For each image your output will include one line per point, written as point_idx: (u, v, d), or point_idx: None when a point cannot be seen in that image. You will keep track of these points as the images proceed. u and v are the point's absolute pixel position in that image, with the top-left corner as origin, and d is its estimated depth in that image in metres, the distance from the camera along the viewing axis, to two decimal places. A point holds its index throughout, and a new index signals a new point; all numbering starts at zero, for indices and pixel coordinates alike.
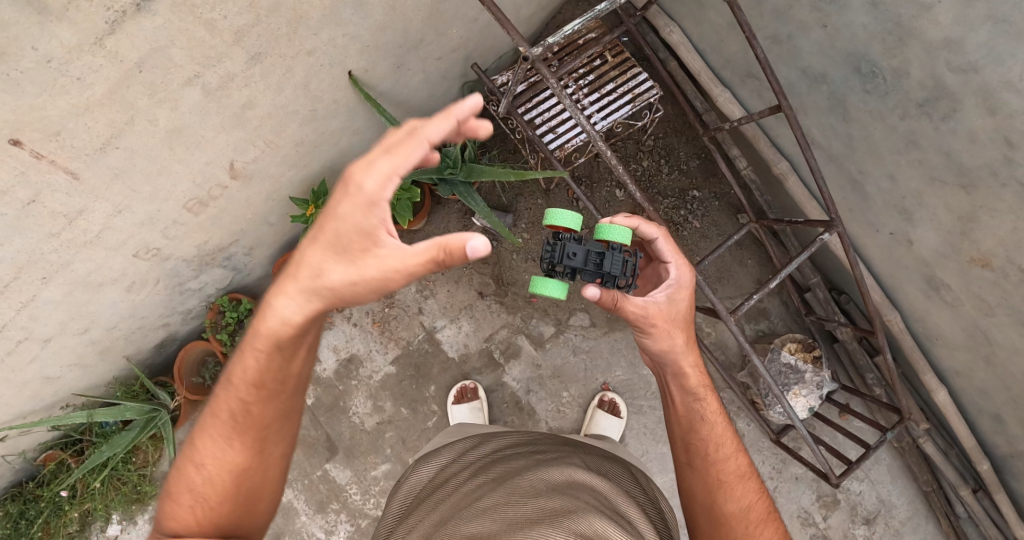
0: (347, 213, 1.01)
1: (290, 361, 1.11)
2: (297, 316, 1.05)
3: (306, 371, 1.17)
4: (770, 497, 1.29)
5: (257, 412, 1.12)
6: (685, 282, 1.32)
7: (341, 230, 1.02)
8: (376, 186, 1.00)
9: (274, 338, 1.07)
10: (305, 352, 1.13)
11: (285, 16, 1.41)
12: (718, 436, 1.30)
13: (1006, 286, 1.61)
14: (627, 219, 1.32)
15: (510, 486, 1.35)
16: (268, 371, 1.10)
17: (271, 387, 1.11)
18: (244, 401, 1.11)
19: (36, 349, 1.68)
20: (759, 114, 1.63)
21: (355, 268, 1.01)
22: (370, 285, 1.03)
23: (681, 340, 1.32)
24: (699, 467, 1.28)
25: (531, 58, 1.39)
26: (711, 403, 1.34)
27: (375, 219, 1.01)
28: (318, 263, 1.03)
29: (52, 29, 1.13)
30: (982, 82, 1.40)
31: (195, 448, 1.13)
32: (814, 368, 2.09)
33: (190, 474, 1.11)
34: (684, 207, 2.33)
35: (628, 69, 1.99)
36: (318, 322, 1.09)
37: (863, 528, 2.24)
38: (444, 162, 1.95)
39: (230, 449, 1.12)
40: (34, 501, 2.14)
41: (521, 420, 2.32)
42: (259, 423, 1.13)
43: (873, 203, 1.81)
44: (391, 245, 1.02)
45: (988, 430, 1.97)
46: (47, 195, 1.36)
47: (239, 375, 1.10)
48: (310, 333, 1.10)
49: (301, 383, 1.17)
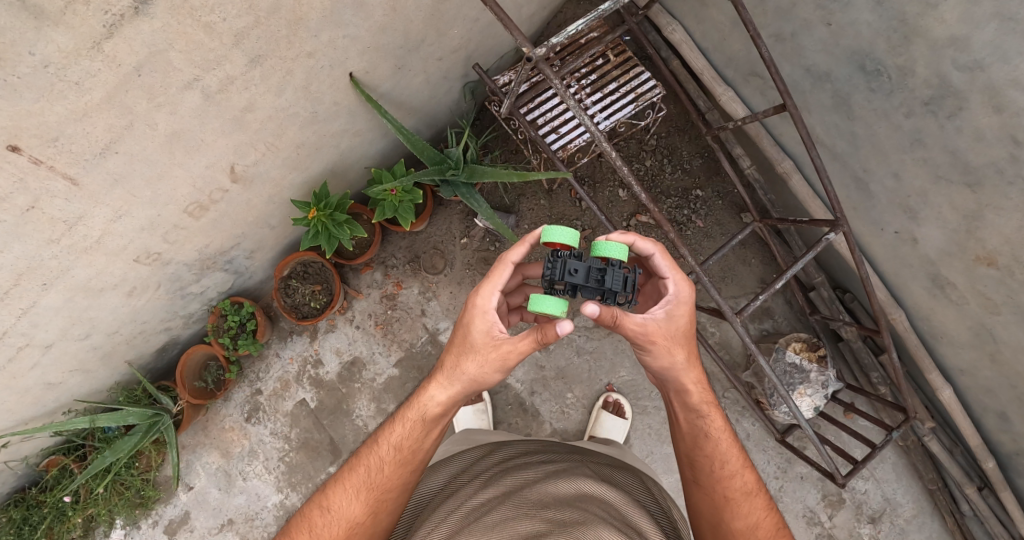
0: (472, 322, 1.29)
1: (426, 437, 1.36)
2: (441, 403, 1.34)
3: (432, 445, 1.39)
4: (777, 512, 1.41)
5: (389, 478, 1.36)
6: (684, 298, 1.29)
7: (470, 335, 1.29)
8: (485, 299, 1.28)
9: (420, 415, 1.36)
10: (436, 429, 1.37)
11: (284, 18, 1.39)
12: (723, 454, 1.36)
13: (1012, 285, 1.60)
14: (622, 235, 1.31)
15: (519, 498, 1.37)
16: (407, 440, 1.36)
17: (407, 458, 1.36)
18: (382, 465, 1.37)
19: (37, 355, 1.67)
20: (764, 113, 1.62)
21: (469, 361, 1.30)
22: (496, 373, 1.28)
23: (680, 356, 1.30)
24: (705, 483, 1.38)
25: (534, 59, 1.37)
26: (716, 420, 1.37)
27: (483, 326, 1.28)
28: (457, 360, 1.32)
29: (49, 33, 1.11)
30: (988, 80, 1.39)
31: (342, 494, 1.36)
32: (818, 367, 2.08)
33: (337, 510, 1.36)
34: (687, 206, 2.32)
35: (631, 68, 1.98)
36: (455, 406, 1.37)
37: (868, 527, 2.24)
38: (446, 163, 1.96)
39: (354, 505, 1.36)
40: (37, 506, 2.14)
41: (525, 421, 2.31)
42: (386, 487, 1.36)
43: (878, 201, 1.80)
44: (506, 339, 1.26)
45: (993, 428, 1.97)
46: (46, 201, 1.35)
47: (387, 438, 1.38)
48: (443, 414, 1.37)
49: (423, 454, 1.38)
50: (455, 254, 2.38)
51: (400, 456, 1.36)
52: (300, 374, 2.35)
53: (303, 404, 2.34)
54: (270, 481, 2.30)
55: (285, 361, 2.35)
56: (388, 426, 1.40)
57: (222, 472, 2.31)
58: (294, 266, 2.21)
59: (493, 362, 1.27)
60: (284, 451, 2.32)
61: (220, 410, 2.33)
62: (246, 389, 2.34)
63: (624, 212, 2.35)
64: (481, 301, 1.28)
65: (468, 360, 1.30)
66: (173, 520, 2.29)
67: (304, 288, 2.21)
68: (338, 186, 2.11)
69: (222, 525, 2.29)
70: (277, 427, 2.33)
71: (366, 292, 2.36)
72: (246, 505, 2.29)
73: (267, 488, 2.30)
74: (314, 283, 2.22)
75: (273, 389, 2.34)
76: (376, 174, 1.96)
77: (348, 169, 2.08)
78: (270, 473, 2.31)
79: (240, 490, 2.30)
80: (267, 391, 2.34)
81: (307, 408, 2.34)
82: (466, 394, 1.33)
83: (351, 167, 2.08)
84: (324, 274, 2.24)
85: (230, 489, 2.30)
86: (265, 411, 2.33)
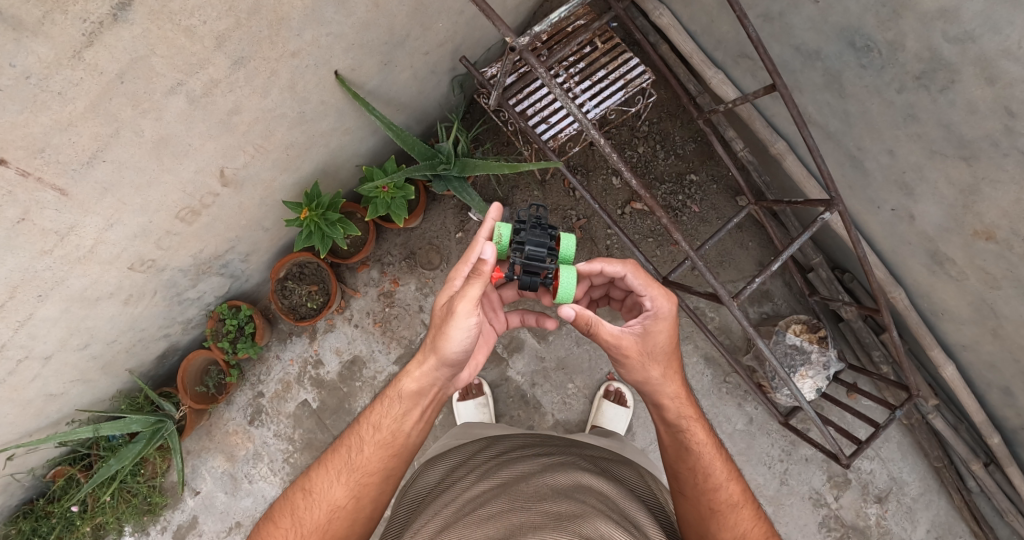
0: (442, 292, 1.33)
1: (405, 417, 1.37)
2: (415, 378, 1.34)
3: (418, 433, 1.40)
4: (765, 524, 1.38)
5: (370, 460, 1.36)
6: (663, 314, 1.31)
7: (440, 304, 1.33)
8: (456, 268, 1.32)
9: (397, 393, 1.37)
10: (416, 413, 1.37)
11: (265, 18, 1.38)
12: (707, 465, 1.36)
13: (1011, 258, 1.58)
14: (587, 264, 1.34)
15: (515, 491, 1.37)
16: (388, 424, 1.37)
17: (388, 440, 1.37)
18: (363, 446, 1.37)
19: (37, 367, 1.68)
20: (754, 94, 1.59)
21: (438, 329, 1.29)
22: (451, 328, 1.25)
23: (655, 373, 1.32)
24: (690, 494, 1.36)
25: (518, 48, 1.35)
26: (697, 432, 1.37)
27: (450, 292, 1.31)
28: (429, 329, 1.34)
29: (29, 44, 1.10)
30: (979, 51, 1.37)
31: (327, 476, 1.37)
32: (820, 348, 2.07)
33: (321, 495, 1.35)
34: (682, 192, 2.31)
35: (619, 54, 1.96)
36: (431, 384, 1.36)
37: (875, 506, 2.23)
38: (437, 158, 1.94)
39: (336, 487, 1.35)
40: (45, 517, 2.15)
41: (527, 413, 2.31)
42: (368, 470, 1.36)
43: (874, 179, 1.78)
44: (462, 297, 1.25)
45: (998, 403, 1.96)
46: (36, 212, 1.35)
47: (369, 418, 1.40)
48: (421, 397, 1.36)
49: (406, 440, 1.38)
50: (451, 249, 2.38)
51: (380, 436, 1.37)
52: (301, 375, 2.36)
53: (305, 405, 2.35)
54: (276, 483, 2.31)
55: (286, 362, 2.36)
56: (371, 406, 1.41)
57: (228, 476, 2.32)
58: (290, 268, 2.21)
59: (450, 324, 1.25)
60: (289, 452, 2.33)
61: (223, 414, 2.34)
62: (248, 392, 2.35)
63: (618, 200, 2.34)
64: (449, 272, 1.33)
65: (434, 326, 1.32)
66: (181, 525, 2.31)
67: (301, 289, 2.21)
68: (331, 185, 2.10)
69: (231, 528, 2.30)
70: (280, 428, 2.34)
71: (363, 290, 2.37)
72: (254, 508, 2.30)
73: (273, 489, 2.31)
74: (311, 283, 2.22)
75: (275, 391, 2.35)
76: (368, 172, 1.95)
77: (340, 168, 2.07)
78: (276, 475, 2.32)
79: (247, 492, 2.31)
80: (269, 393, 2.35)
81: (309, 409, 2.35)
82: (434, 361, 1.32)
83: (342, 165, 2.07)
84: (321, 274, 2.24)
85: (236, 492, 2.32)
86: (268, 413, 2.34)
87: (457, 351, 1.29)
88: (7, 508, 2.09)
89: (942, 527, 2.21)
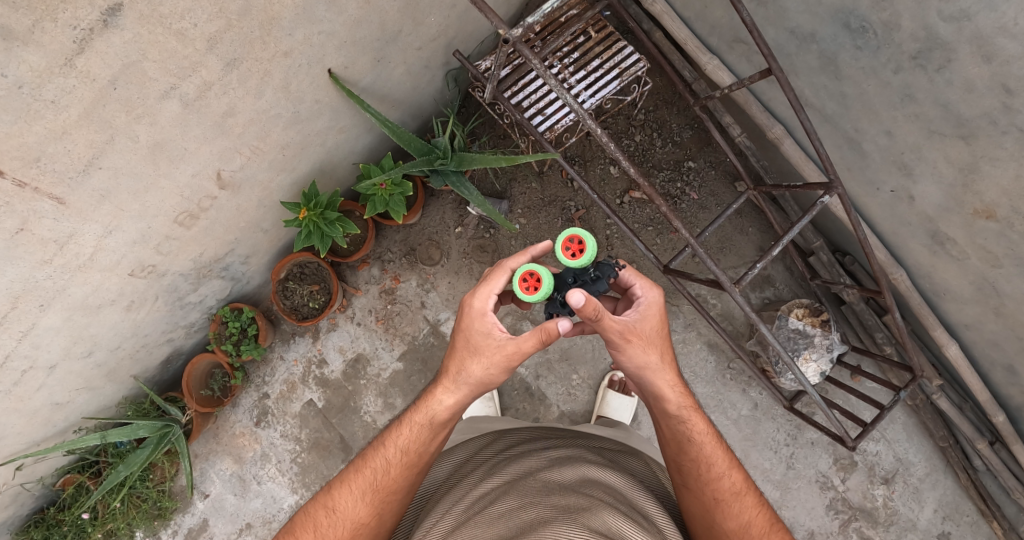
0: (471, 324, 1.33)
1: (432, 441, 1.38)
2: (448, 406, 1.35)
3: (438, 454, 1.42)
4: (768, 509, 1.39)
5: (394, 480, 1.37)
6: (653, 301, 1.35)
7: (469, 336, 1.33)
8: (482, 300, 1.32)
9: (427, 419, 1.37)
10: (440, 439, 1.39)
11: (256, 19, 1.38)
12: (708, 455, 1.37)
13: (1012, 236, 1.58)
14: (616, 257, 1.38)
15: (524, 487, 1.37)
16: (413, 449, 1.37)
17: (413, 461, 1.37)
18: (388, 467, 1.37)
19: (43, 376, 1.69)
20: (751, 78, 1.58)
21: (473, 364, 1.32)
22: (494, 367, 1.31)
23: (656, 357, 1.34)
24: (694, 487, 1.37)
25: (511, 40, 1.32)
26: (698, 422, 1.38)
27: (484, 325, 1.32)
28: (468, 362, 1.33)
29: (20, 53, 1.10)
30: (975, 29, 1.36)
31: (351, 497, 1.37)
32: (823, 331, 2.07)
33: (344, 516, 1.36)
34: (680, 179, 2.30)
35: (613, 43, 1.95)
36: (462, 409, 1.38)
37: (882, 488, 2.24)
38: (434, 153, 1.93)
39: (360, 506, 1.36)
40: (57, 525, 2.17)
41: (532, 405, 2.32)
42: (391, 489, 1.37)
43: (872, 161, 1.77)
44: (505, 337, 1.30)
45: (1001, 381, 1.96)
46: (35, 221, 1.34)
47: (394, 440, 1.39)
48: (448, 424, 1.39)
49: (429, 460, 1.40)
50: (451, 244, 2.38)
51: (405, 459, 1.37)
52: (305, 375, 2.36)
53: (311, 404, 2.36)
54: (284, 483, 2.32)
55: (290, 363, 2.37)
56: (395, 428, 1.40)
57: (236, 478, 2.34)
58: (290, 268, 2.21)
59: (498, 364, 1.31)
60: (296, 452, 2.34)
61: (229, 416, 2.35)
62: (253, 393, 2.36)
63: (617, 190, 2.33)
64: (478, 304, 1.32)
65: (487, 357, 1.31)
66: (193, 527, 2.32)
67: (303, 289, 2.22)
68: (328, 184, 2.10)
69: (242, 529, 2.31)
70: (287, 428, 2.35)
71: (364, 288, 2.37)
72: (263, 508, 2.31)
73: (282, 489, 2.32)
74: (312, 283, 2.22)
75: (279, 392, 2.36)
76: (365, 169, 1.94)
77: (337, 166, 2.07)
78: (284, 475, 2.33)
79: (257, 493, 2.32)
80: (274, 394, 2.36)
81: (314, 409, 2.35)
82: (465, 393, 1.35)
83: (339, 164, 2.07)
84: (321, 274, 2.24)
85: (246, 493, 2.33)
86: (273, 414, 2.35)
87: (491, 383, 1.35)
88: (17, 517, 2.10)
89: (950, 507, 2.21)
